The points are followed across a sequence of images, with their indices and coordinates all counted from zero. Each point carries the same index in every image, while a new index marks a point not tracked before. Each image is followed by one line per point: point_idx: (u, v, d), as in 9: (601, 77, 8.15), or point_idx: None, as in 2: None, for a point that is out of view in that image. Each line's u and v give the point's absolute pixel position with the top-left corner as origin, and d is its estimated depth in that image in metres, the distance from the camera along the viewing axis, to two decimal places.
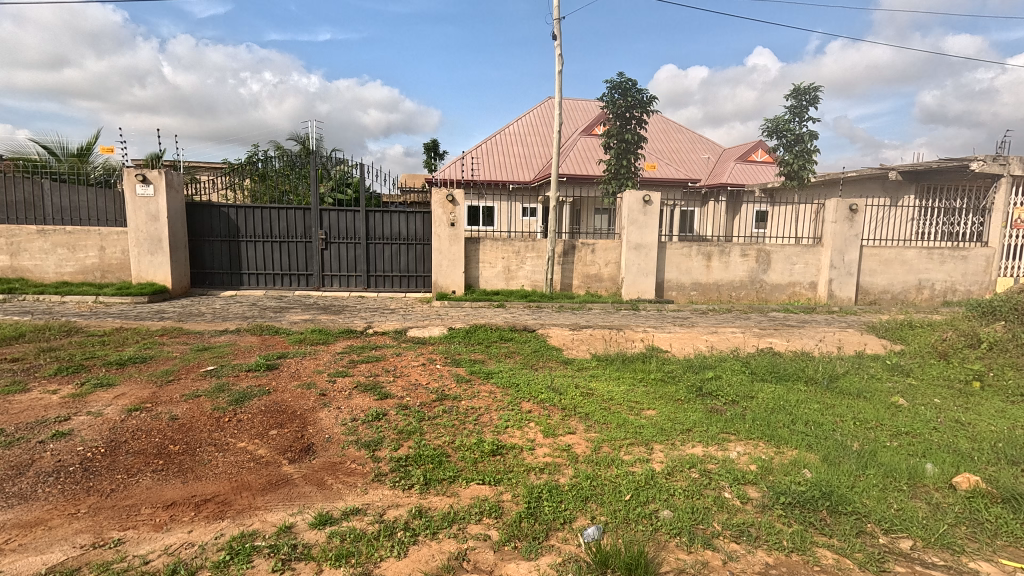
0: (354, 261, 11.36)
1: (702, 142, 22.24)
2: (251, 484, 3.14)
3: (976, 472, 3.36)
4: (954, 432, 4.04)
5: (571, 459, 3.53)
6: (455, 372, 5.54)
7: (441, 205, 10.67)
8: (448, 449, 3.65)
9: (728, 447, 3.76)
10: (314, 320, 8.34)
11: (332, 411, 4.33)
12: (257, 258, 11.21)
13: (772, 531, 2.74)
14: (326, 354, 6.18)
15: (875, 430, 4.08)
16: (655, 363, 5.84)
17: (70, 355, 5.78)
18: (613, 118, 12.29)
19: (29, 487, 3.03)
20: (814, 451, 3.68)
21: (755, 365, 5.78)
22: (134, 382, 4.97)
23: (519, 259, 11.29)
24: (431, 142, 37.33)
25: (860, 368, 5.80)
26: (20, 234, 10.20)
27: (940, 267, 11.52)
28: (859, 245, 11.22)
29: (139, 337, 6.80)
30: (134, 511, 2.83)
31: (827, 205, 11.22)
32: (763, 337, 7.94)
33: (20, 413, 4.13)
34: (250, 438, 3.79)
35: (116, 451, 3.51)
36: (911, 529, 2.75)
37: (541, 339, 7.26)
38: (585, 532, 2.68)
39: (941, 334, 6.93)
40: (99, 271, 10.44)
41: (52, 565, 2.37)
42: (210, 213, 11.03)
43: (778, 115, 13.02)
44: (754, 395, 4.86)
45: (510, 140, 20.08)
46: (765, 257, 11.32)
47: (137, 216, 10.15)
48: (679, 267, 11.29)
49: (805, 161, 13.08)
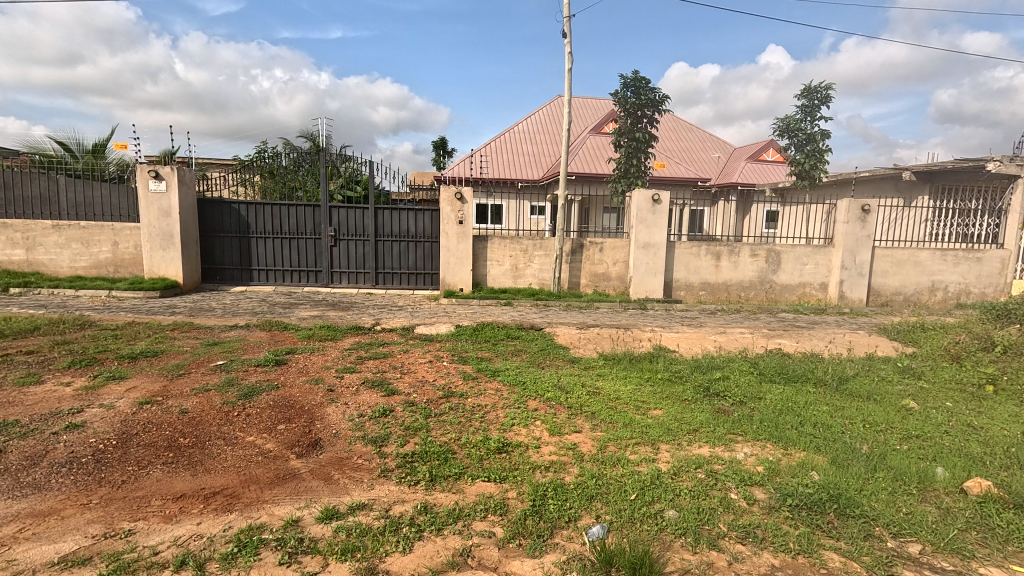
0: (362, 258, 11.41)
1: (712, 140, 22.08)
2: (259, 478, 3.17)
3: (987, 477, 3.32)
4: (965, 436, 3.99)
5: (577, 458, 3.52)
6: (462, 369, 5.56)
7: (450, 203, 10.69)
8: (454, 446, 3.66)
9: (735, 448, 3.74)
10: (323, 316, 8.41)
11: (340, 407, 4.35)
12: (266, 254, 11.29)
13: (779, 533, 2.72)
14: (335, 350, 6.23)
15: (885, 434, 4.04)
16: (662, 363, 5.82)
17: (83, 349, 5.86)
18: (624, 116, 12.25)
19: (42, 478, 3.08)
20: (823, 453, 3.66)
21: (764, 366, 5.74)
22: (145, 376, 5.04)
23: (526, 257, 11.29)
24: (439, 140, 37.40)
25: (870, 371, 5.73)
26: (35, 229, 10.36)
27: (954, 269, 11.36)
28: (871, 246, 11.09)
29: (151, 332, 6.89)
30: (144, 503, 2.87)
31: (839, 205, 11.11)
32: (772, 338, 7.89)
33: (35, 404, 4.20)
34: (258, 432, 3.83)
35: (127, 443, 3.56)
36: (919, 534, 2.72)
37: (548, 338, 7.26)
38: (590, 531, 2.68)
39: (954, 337, 6.85)
40: (112, 266, 10.57)
41: (65, 554, 2.41)
42: (221, 209, 11.13)
43: (789, 114, 12.91)
44: (762, 396, 4.83)
45: (520, 138, 20.06)
46: (775, 257, 11.22)
47: (149, 212, 10.26)
48: (688, 267, 11.22)
49: (817, 161, 12.96)
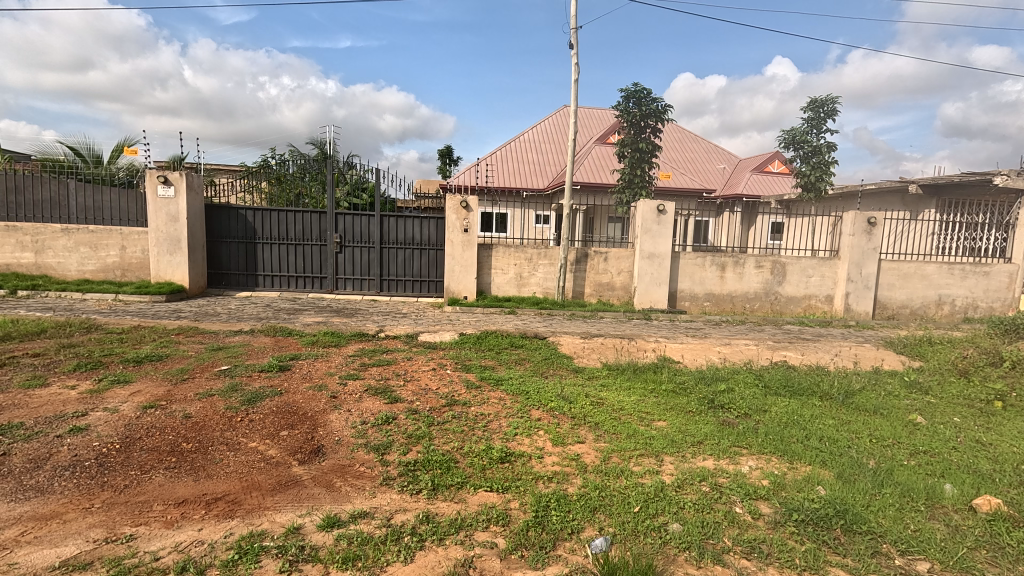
0: (367, 265, 11.46)
1: (718, 151, 22.14)
2: (262, 484, 3.17)
3: (997, 495, 3.26)
4: (973, 452, 3.94)
5: (579, 468, 3.50)
6: (465, 378, 5.54)
7: (455, 211, 10.75)
8: (456, 455, 3.64)
9: (740, 462, 3.71)
10: (327, 323, 8.41)
11: (343, 414, 4.35)
12: (272, 260, 11.34)
13: (784, 548, 2.68)
14: (339, 357, 6.25)
15: (891, 448, 4.00)
16: (667, 374, 5.80)
17: (89, 352, 5.89)
18: (626, 127, 12.32)
19: (46, 481, 3.09)
20: (829, 467, 3.62)
21: (768, 379, 5.69)
22: (150, 380, 5.04)
23: (531, 266, 11.30)
24: (444, 148, 37.54)
25: (876, 385, 5.66)
26: (44, 233, 10.45)
27: (961, 283, 11.27)
28: (877, 258, 11.04)
29: (156, 336, 6.88)
30: (146, 508, 2.86)
31: (846, 217, 11.06)
32: (777, 350, 7.84)
33: (39, 407, 4.20)
34: (261, 437, 3.83)
35: (131, 447, 3.56)
36: (928, 551, 2.67)
37: (552, 346, 7.25)
38: (593, 543, 2.65)
39: (961, 351, 6.80)
40: (119, 270, 10.65)
41: (66, 558, 2.41)
42: (228, 215, 11.20)
43: (795, 127, 12.96)
44: (767, 409, 4.79)
45: (525, 147, 20.19)
46: (780, 269, 11.18)
47: (157, 217, 10.36)
48: (692, 277, 11.20)
49: (823, 173, 12.99)
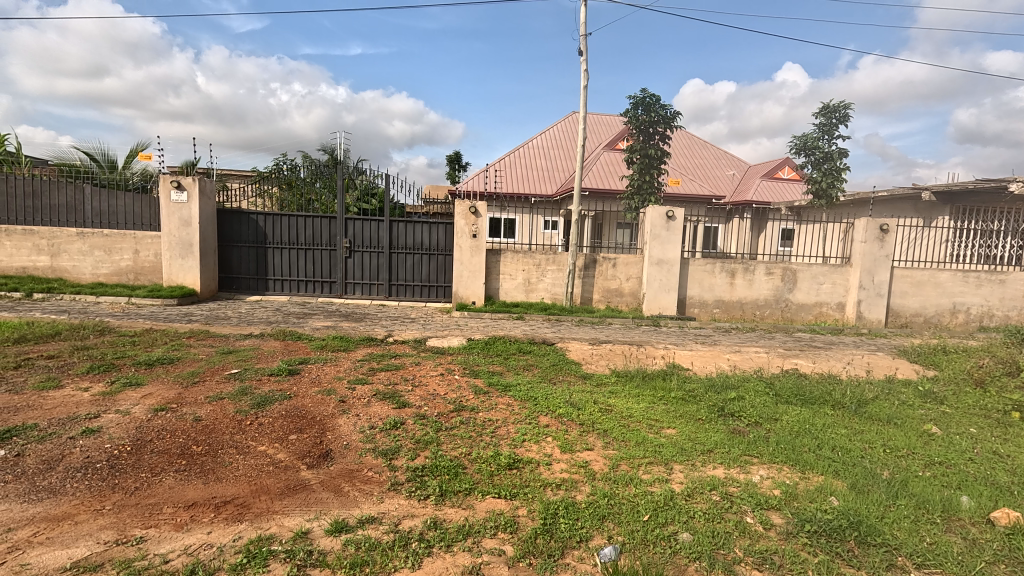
0: (376, 269, 11.51)
1: (728, 158, 22.07)
2: (271, 488, 3.17)
3: (1015, 508, 3.19)
4: (991, 464, 3.86)
5: (588, 476, 3.48)
6: (473, 383, 5.53)
7: (464, 216, 10.78)
8: (464, 461, 3.63)
9: (751, 471, 3.66)
10: (336, 327, 8.44)
11: (351, 418, 4.35)
12: (283, 265, 11.44)
13: (796, 559, 2.65)
14: (347, 361, 6.25)
15: (906, 459, 3.93)
16: (675, 382, 5.74)
17: (102, 354, 5.97)
18: (636, 133, 12.31)
19: (58, 482, 3.12)
20: (842, 478, 3.56)
21: (779, 387, 5.63)
22: (161, 383, 5.09)
23: (539, 272, 11.28)
24: (452, 154, 37.73)
25: (890, 394, 5.57)
26: (60, 236, 10.63)
27: (977, 291, 11.09)
28: (889, 266, 10.91)
29: (168, 339, 6.96)
30: (156, 510, 2.88)
31: (857, 224, 10.97)
32: (788, 358, 7.78)
33: (54, 409, 4.27)
34: (270, 441, 3.84)
35: (142, 450, 3.59)
36: (944, 565, 2.62)
37: (560, 353, 7.22)
38: (602, 552, 2.63)
39: (977, 361, 6.69)
40: (132, 273, 10.77)
41: (77, 560, 2.42)
42: (240, 220, 11.32)
43: (807, 132, 12.86)
44: (778, 418, 4.74)
45: (534, 153, 20.27)
46: (791, 276, 11.09)
47: (170, 221, 10.48)
48: (702, 284, 11.12)
49: (834, 180, 12.89)
